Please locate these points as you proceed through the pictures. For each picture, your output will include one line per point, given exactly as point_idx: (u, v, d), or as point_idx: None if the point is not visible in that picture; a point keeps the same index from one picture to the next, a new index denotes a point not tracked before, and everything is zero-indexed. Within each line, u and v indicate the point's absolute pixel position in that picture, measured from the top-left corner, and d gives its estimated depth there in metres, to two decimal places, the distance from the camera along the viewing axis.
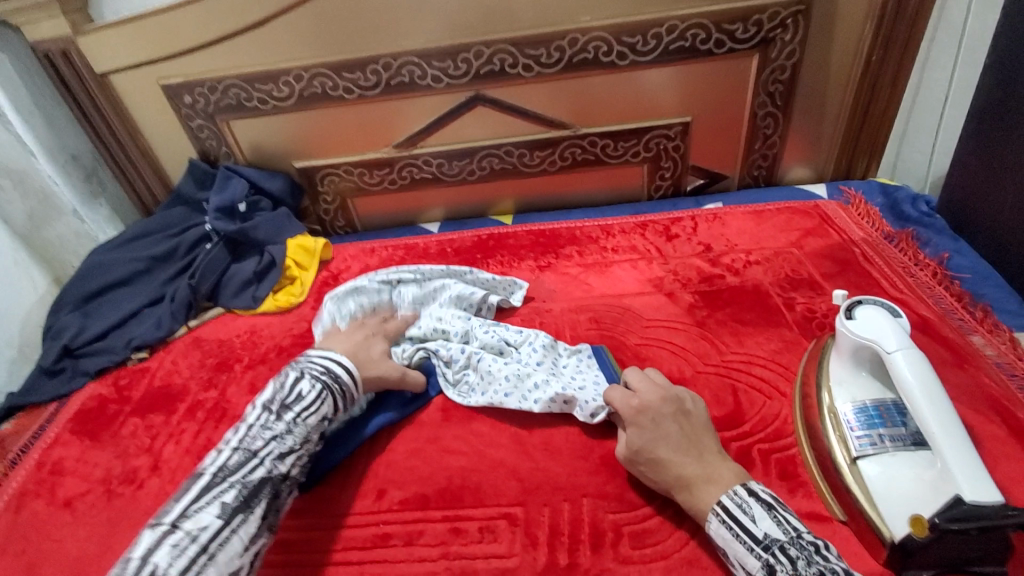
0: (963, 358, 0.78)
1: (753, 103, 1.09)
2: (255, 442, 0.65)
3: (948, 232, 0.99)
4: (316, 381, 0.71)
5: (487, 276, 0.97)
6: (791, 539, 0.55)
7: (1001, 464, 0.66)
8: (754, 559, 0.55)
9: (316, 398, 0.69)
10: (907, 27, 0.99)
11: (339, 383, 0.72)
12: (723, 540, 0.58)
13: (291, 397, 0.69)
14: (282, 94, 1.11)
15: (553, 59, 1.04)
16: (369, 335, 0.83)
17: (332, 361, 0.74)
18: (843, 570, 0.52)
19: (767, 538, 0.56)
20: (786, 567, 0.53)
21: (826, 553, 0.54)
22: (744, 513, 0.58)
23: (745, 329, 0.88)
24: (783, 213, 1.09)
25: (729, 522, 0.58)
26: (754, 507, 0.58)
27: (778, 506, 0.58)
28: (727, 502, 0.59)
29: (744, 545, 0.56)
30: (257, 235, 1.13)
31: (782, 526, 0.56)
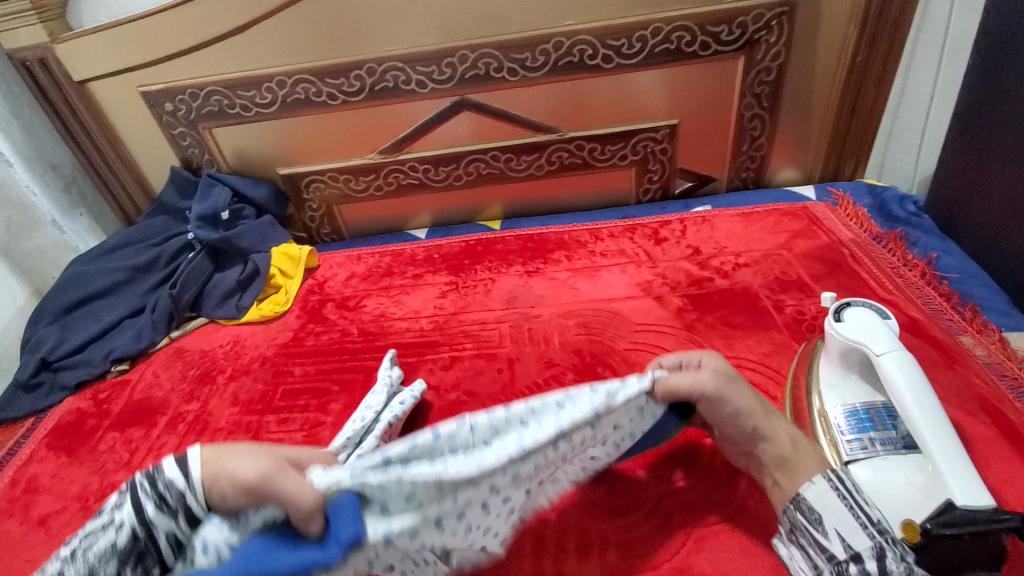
0: (953, 359, 0.77)
1: (739, 105, 1.09)
2: (90, 526, 0.53)
3: (936, 232, 0.99)
4: (172, 462, 0.54)
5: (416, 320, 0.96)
6: (893, 531, 0.54)
7: (993, 465, 0.65)
8: (863, 537, 0.53)
9: (163, 477, 0.53)
10: (890, 28, 0.99)
11: (199, 476, 0.53)
12: (827, 508, 0.56)
13: (130, 467, 0.61)
14: (265, 101, 1.10)
15: (538, 62, 1.04)
16: (291, 452, 0.59)
17: (199, 455, 0.54)
18: None
19: (879, 522, 0.54)
20: (896, 554, 0.52)
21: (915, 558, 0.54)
22: (858, 496, 0.56)
23: (734, 332, 0.87)
24: (771, 215, 1.09)
25: (845, 493, 0.56)
26: (866, 495, 0.56)
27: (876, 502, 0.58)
28: (848, 481, 0.57)
29: (857, 521, 0.54)
30: (240, 243, 1.11)
31: (886, 518, 0.56)
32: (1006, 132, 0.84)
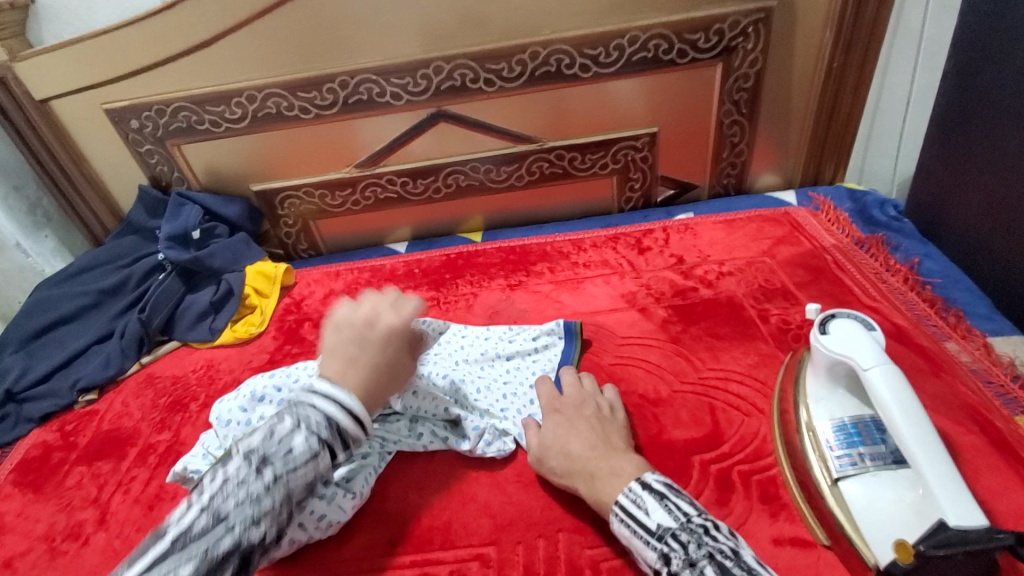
0: (939, 366, 0.77)
1: (718, 112, 1.08)
2: (222, 505, 0.48)
3: (917, 236, 0.99)
4: (312, 436, 0.54)
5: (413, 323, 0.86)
6: (681, 524, 0.54)
7: (982, 476, 0.64)
8: (651, 553, 0.54)
9: (309, 458, 0.53)
10: (865, 32, 0.99)
11: (340, 428, 0.56)
12: (626, 538, 0.57)
13: (274, 448, 0.52)
14: (235, 116, 1.06)
15: (515, 72, 1.02)
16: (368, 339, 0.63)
17: (330, 405, 0.56)
18: (730, 550, 0.51)
19: (660, 528, 0.54)
20: (679, 553, 0.52)
21: (716, 534, 0.52)
22: (638, 509, 0.57)
23: (719, 343, 0.86)
24: (753, 222, 1.08)
25: (627, 520, 0.57)
26: (647, 501, 0.57)
27: (671, 495, 0.57)
28: (622, 501, 0.58)
29: (641, 540, 0.55)
30: (213, 263, 1.07)
31: (674, 512, 0.55)
32: (984, 137, 0.84)
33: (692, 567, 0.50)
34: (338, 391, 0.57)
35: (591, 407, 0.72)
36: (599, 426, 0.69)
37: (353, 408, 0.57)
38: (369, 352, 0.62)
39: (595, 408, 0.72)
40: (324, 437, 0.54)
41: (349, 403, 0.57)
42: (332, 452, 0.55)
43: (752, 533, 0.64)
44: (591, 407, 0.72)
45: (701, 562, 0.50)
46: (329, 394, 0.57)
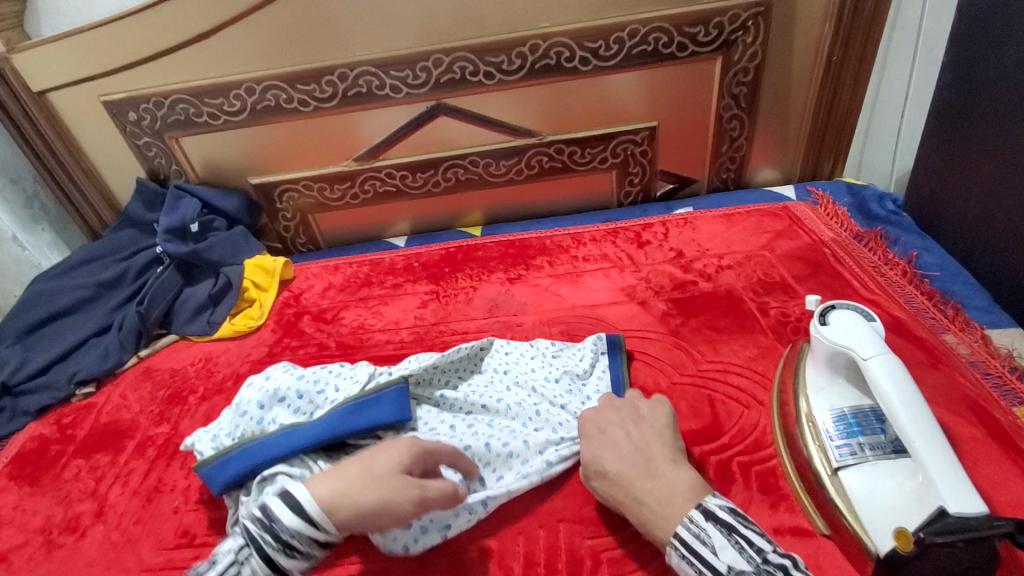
0: (938, 358, 0.77)
1: (718, 107, 1.08)
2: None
3: (915, 230, 0.99)
4: (239, 536, 0.54)
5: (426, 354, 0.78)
6: (755, 569, 0.49)
7: (980, 465, 0.65)
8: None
9: (229, 559, 0.52)
10: (864, 26, 0.99)
11: (269, 531, 0.52)
12: (685, 573, 0.53)
13: (211, 560, 0.53)
14: (234, 108, 1.06)
15: (515, 66, 1.02)
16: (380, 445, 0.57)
17: (270, 499, 0.54)
18: None
19: (730, 571, 0.49)
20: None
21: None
22: (702, 545, 0.52)
23: (719, 336, 0.86)
24: (753, 216, 1.08)
25: (688, 555, 0.52)
26: (712, 537, 0.52)
27: (738, 529, 0.52)
28: (684, 534, 0.53)
29: None
30: (211, 256, 1.07)
31: (744, 552, 0.50)
32: (982, 130, 0.85)
33: None
34: (296, 488, 0.54)
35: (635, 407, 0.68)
36: (643, 428, 0.65)
37: (301, 513, 0.52)
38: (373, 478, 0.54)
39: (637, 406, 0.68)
40: (250, 539, 0.53)
41: (290, 500, 0.53)
42: (262, 554, 0.52)
43: None
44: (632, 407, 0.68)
45: None
46: (280, 487, 0.55)
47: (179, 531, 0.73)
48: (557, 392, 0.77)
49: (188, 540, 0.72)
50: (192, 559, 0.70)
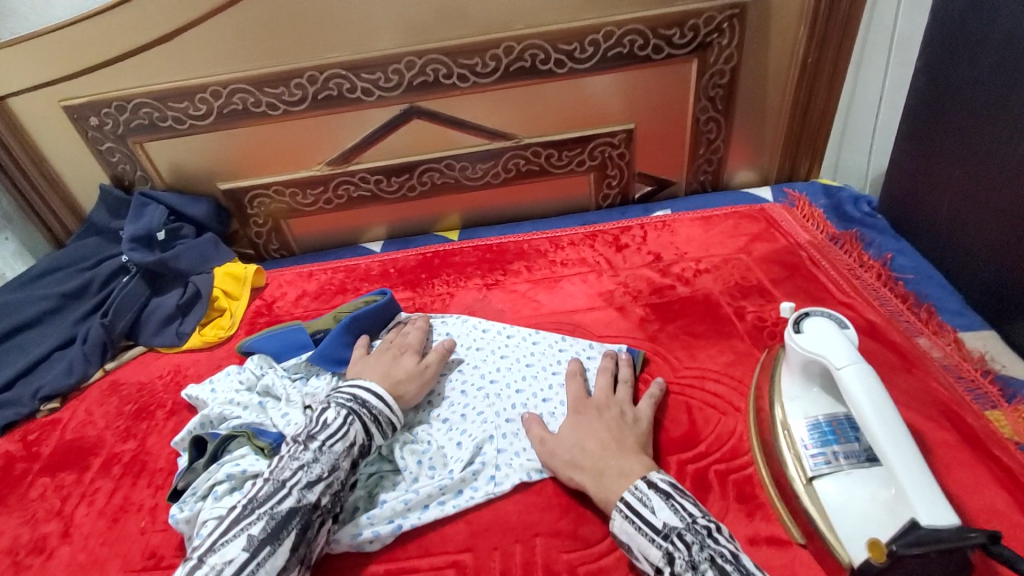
0: (911, 362, 0.77)
1: (694, 109, 1.08)
2: (282, 473, 0.62)
3: (889, 232, 1.00)
4: (341, 408, 0.68)
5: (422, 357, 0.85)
6: (687, 525, 0.56)
7: (953, 471, 0.65)
8: (655, 550, 0.56)
9: (344, 423, 0.66)
10: (838, 28, 0.99)
11: (368, 406, 0.69)
12: (628, 536, 0.59)
13: (316, 426, 0.65)
14: (200, 112, 1.03)
15: (489, 68, 1.00)
16: (400, 359, 0.78)
17: (360, 390, 0.71)
18: (730, 553, 0.54)
19: (666, 527, 0.57)
20: (682, 553, 0.55)
21: (716, 536, 0.56)
22: (644, 506, 0.59)
23: (697, 341, 0.86)
24: (730, 218, 1.08)
25: (631, 516, 0.59)
26: (654, 499, 0.59)
27: (676, 494, 0.59)
28: (628, 498, 0.60)
29: (646, 538, 0.57)
30: (179, 265, 1.04)
31: (679, 513, 0.57)
32: (955, 134, 0.85)
33: (695, 569, 0.53)
34: (366, 382, 0.73)
35: (615, 414, 0.71)
36: (616, 430, 0.68)
37: (384, 400, 0.71)
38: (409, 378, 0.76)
39: (616, 413, 0.71)
40: (353, 411, 0.68)
41: (376, 390, 0.71)
42: (363, 422, 0.68)
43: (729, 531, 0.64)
44: (612, 413, 0.71)
45: (704, 565, 0.53)
46: (354, 384, 0.72)
47: (146, 552, 0.71)
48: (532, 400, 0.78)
49: (154, 562, 0.70)
50: None
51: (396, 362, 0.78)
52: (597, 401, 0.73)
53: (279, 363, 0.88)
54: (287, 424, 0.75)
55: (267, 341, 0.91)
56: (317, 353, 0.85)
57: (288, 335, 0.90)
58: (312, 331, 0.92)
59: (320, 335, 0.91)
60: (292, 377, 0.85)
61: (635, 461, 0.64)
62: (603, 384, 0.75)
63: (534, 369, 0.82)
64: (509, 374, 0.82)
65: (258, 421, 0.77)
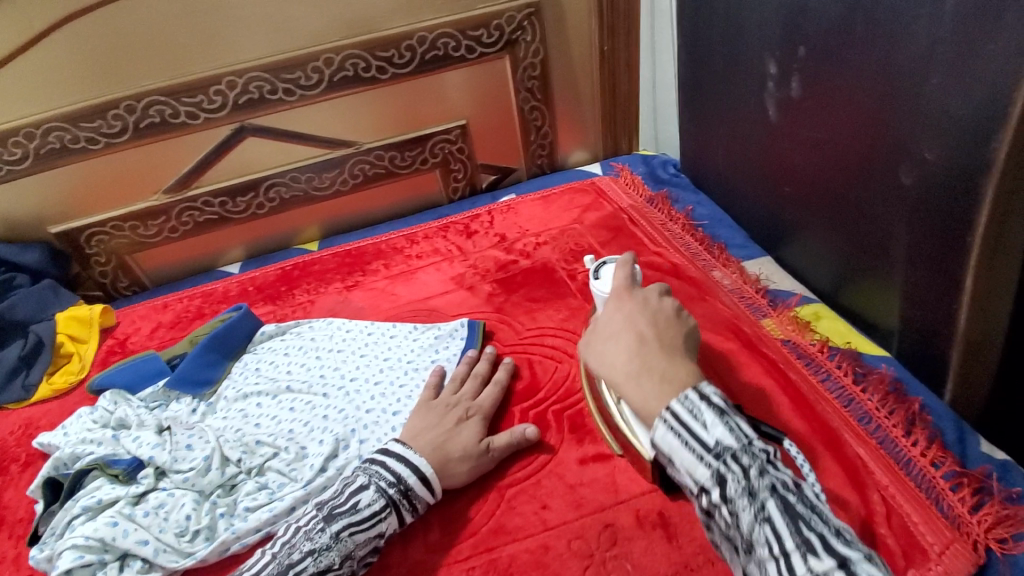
0: (704, 292, 0.92)
1: (518, 100, 1.19)
2: (291, 554, 0.58)
3: (690, 188, 1.16)
4: (379, 494, 0.64)
5: (286, 372, 0.89)
6: (744, 446, 0.47)
7: (734, 372, 0.80)
8: (704, 469, 0.47)
9: (373, 514, 0.63)
10: (622, 19, 1.14)
11: (406, 495, 0.65)
12: (670, 449, 0.49)
13: (344, 505, 0.62)
14: (15, 156, 0.98)
15: (313, 80, 1.04)
16: (454, 416, 0.72)
17: (404, 469, 0.66)
18: (792, 482, 0.47)
19: (719, 446, 0.48)
20: (738, 479, 0.46)
21: (775, 464, 0.47)
22: (694, 420, 0.49)
23: (536, 305, 0.96)
24: (565, 194, 1.20)
25: (679, 429, 0.49)
26: (706, 413, 0.49)
27: (731, 411, 0.50)
28: (677, 409, 0.50)
29: (693, 454, 0.48)
30: (16, 315, 0.99)
31: (735, 431, 0.48)
32: (715, 98, 1.01)
33: (752, 497, 0.45)
34: (410, 453, 0.67)
35: (666, 307, 0.61)
36: (659, 330, 0.58)
37: (425, 479, 0.66)
38: (460, 452, 0.69)
39: (666, 310, 0.61)
40: (390, 500, 0.64)
41: (419, 469, 0.66)
42: (396, 513, 0.65)
43: (563, 458, 0.73)
44: (663, 309, 0.61)
45: (765, 496, 0.45)
46: (401, 455, 0.67)
47: None
48: (391, 388, 0.83)
49: None
50: None
51: (456, 425, 0.71)
52: (446, 398, 0.75)
53: (133, 394, 0.87)
54: (139, 447, 0.75)
55: (118, 374, 0.90)
56: (174, 376, 0.87)
57: (141, 365, 0.90)
58: (167, 359, 0.92)
59: (177, 360, 0.92)
60: (150, 407, 0.85)
61: (682, 370, 0.54)
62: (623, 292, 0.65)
63: (390, 361, 0.88)
64: (366, 370, 0.87)
65: (112, 454, 0.76)
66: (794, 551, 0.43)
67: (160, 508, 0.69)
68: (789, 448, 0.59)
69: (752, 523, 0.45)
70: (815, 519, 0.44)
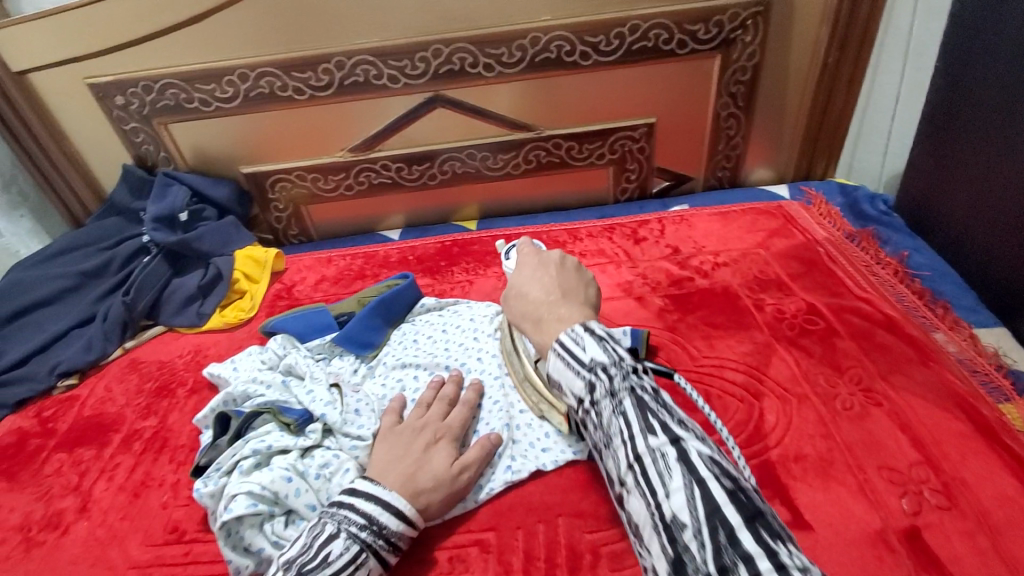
0: (928, 357, 0.78)
1: (716, 105, 1.09)
2: None
3: (905, 230, 1.01)
4: (350, 541, 0.58)
5: (443, 349, 0.85)
6: (613, 360, 0.52)
7: (968, 460, 0.66)
8: (579, 382, 0.54)
9: (348, 562, 0.57)
10: (860, 30, 1.01)
11: (383, 535, 0.60)
12: (559, 374, 0.56)
13: (313, 560, 0.56)
14: (226, 95, 1.03)
15: (515, 58, 1.01)
16: (421, 445, 0.66)
17: (375, 508, 0.60)
18: (652, 389, 0.51)
19: (592, 362, 0.53)
20: (603, 382, 0.52)
21: (640, 374, 0.52)
22: (576, 346, 0.55)
23: (715, 332, 0.86)
24: (747, 214, 1.09)
25: (562, 352, 0.55)
26: (586, 340, 0.55)
27: (611, 339, 0.55)
28: (564, 339, 0.56)
29: (571, 371, 0.54)
30: (201, 246, 1.05)
31: (608, 351, 0.53)
32: (972, 133, 0.86)
33: (612, 397, 0.50)
34: (381, 490, 0.61)
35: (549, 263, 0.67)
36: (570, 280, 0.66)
37: (403, 516, 0.61)
38: (435, 490, 0.64)
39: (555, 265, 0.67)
40: (366, 544, 0.59)
41: (392, 504, 0.61)
42: (377, 556, 0.59)
43: None
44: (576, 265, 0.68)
45: (621, 393, 0.50)
46: (371, 493, 0.61)
47: (169, 526, 0.71)
48: None
49: (177, 536, 0.70)
50: (183, 555, 0.68)
51: (424, 457, 0.65)
52: (412, 421, 0.69)
53: (302, 343, 0.89)
54: (313, 400, 0.75)
55: (291, 321, 0.92)
56: (342, 333, 0.86)
57: (312, 317, 0.91)
58: (334, 315, 0.93)
59: (344, 317, 0.93)
60: (315, 358, 0.85)
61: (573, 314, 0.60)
62: (529, 251, 0.71)
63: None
64: None
65: (282, 398, 0.76)
66: (641, 439, 0.47)
67: (326, 468, 0.68)
68: (679, 384, 0.57)
69: (611, 415, 0.50)
70: (660, 412, 0.48)
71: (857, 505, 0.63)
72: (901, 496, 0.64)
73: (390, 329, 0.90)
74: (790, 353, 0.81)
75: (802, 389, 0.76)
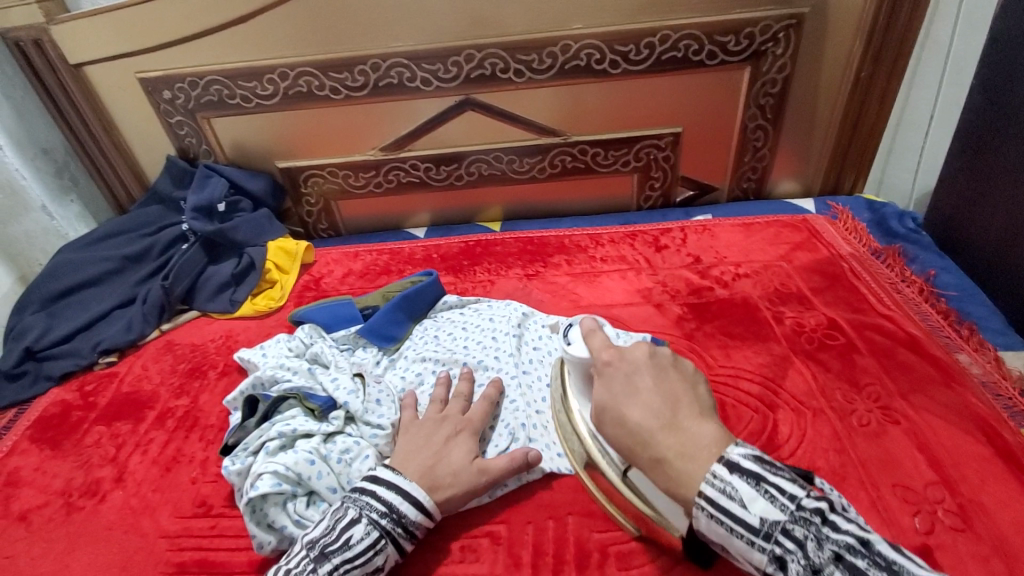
0: (950, 377, 0.78)
1: (744, 116, 1.09)
2: None
3: (934, 249, 1.01)
4: (371, 526, 0.61)
5: (461, 345, 0.87)
6: (791, 518, 0.45)
7: (984, 483, 0.66)
8: (758, 554, 0.45)
9: (368, 547, 0.60)
10: (895, 45, 1.00)
11: (402, 524, 0.62)
12: (717, 536, 0.47)
13: (335, 543, 0.59)
14: (267, 92, 1.08)
15: (546, 65, 1.03)
16: (442, 438, 0.68)
17: (395, 496, 0.62)
18: (851, 537, 0.43)
19: (765, 524, 0.45)
20: (797, 555, 0.43)
21: (828, 519, 0.44)
22: (731, 501, 0.46)
23: (733, 342, 0.86)
24: (771, 226, 1.09)
25: (718, 516, 0.46)
26: (741, 490, 0.46)
27: (768, 473, 0.46)
28: (707, 490, 0.47)
29: (741, 540, 0.46)
30: (236, 236, 1.09)
31: (776, 502, 0.45)
32: (1008, 155, 0.85)
33: (817, 573, 0.42)
34: (402, 481, 0.64)
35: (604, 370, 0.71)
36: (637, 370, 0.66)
37: (422, 506, 0.63)
38: (454, 481, 0.66)
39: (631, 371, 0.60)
40: (385, 531, 0.61)
41: (411, 494, 0.63)
42: (395, 543, 0.62)
43: None
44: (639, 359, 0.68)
45: (829, 567, 0.42)
46: (392, 483, 0.63)
47: (197, 501, 0.75)
48: None
49: (204, 510, 0.74)
50: (208, 529, 0.72)
51: (445, 450, 0.67)
52: (432, 415, 0.72)
53: (328, 333, 0.91)
54: (336, 388, 0.77)
55: (317, 311, 0.95)
56: (366, 326, 0.88)
57: (337, 308, 0.94)
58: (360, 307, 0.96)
59: (369, 311, 0.96)
60: (340, 348, 0.89)
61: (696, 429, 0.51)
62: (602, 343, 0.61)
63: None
64: (540, 367, 0.83)
65: (308, 385, 0.79)
66: None
67: (348, 454, 0.70)
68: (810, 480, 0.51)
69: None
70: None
71: (869, 522, 0.63)
72: (912, 515, 0.64)
73: (412, 324, 0.92)
74: (807, 366, 0.81)
75: (818, 403, 0.76)
